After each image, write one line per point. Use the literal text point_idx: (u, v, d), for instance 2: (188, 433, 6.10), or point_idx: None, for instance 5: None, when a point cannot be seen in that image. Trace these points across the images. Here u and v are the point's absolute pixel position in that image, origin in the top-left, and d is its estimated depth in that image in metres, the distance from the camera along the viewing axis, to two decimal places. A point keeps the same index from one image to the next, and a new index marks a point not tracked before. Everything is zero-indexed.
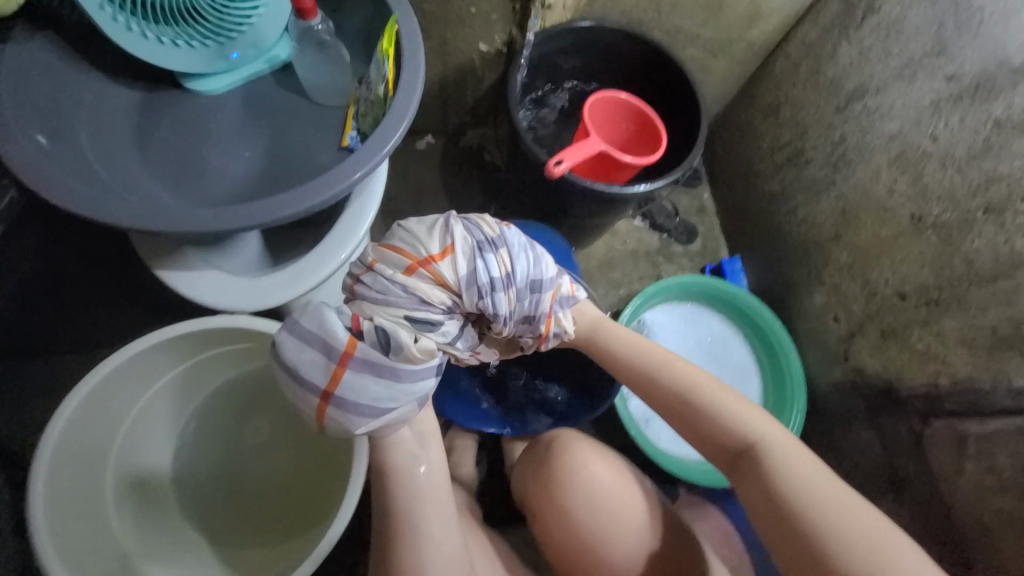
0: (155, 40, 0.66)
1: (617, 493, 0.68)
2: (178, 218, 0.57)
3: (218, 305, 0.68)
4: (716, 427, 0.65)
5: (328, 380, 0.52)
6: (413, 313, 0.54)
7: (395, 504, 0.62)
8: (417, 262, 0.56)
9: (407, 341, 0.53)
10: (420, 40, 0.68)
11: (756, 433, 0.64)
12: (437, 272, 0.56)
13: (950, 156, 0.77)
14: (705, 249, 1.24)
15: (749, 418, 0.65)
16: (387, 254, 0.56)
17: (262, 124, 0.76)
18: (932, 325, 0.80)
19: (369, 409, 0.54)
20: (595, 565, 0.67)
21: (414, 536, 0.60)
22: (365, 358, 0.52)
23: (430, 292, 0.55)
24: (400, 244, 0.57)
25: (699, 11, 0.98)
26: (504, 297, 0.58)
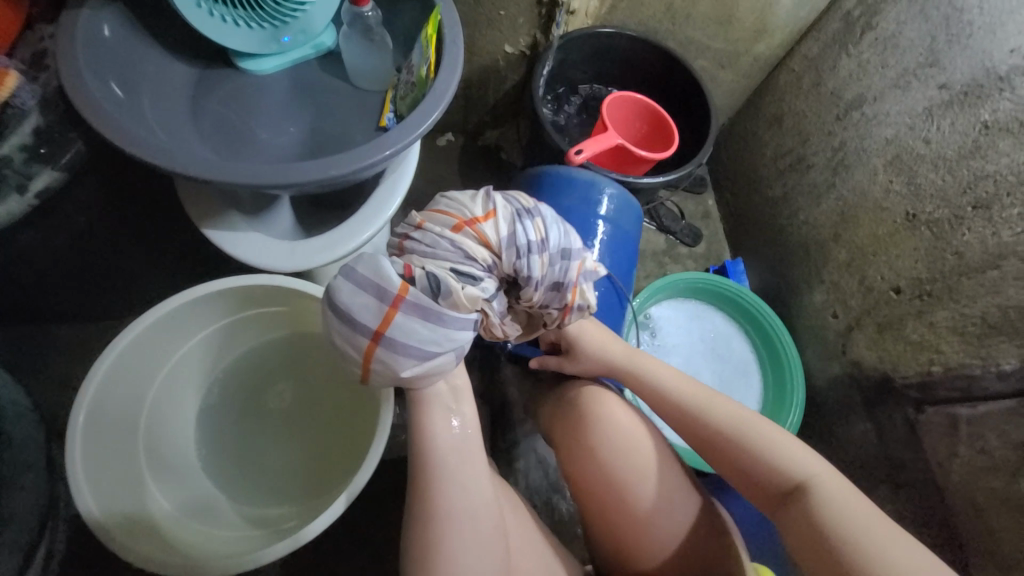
0: (218, 18, 0.72)
1: (633, 432, 0.73)
2: (234, 173, 0.62)
3: (257, 264, 0.72)
4: (760, 461, 0.68)
5: (379, 321, 0.59)
6: (457, 266, 0.61)
7: (431, 449, 0.68)
8: (464, 221, 0.62)
9: (455, 287, 0.59)
10: (459, 29, 0.74)
11: (801, 469, 0.66)
12: (481, 232, 0.62)
13: (942, 157, 0.83)
14: (708, 252, 1.30)
15: (788, 454, 0.67)
16: (435, 217, 0.63)
17: (305, 104, 0.81)
18: (925, 316, 0.84)
19: (416, 350, 0.60)
20: (616, 500, 0.70)
21: (449, 476, 0.67)
22: (415, 301, 0.59)
23: (474, 249, 0.61)
24: (447, 208, 0.64)
25: (711, 24, 1.06)
26: (538, 260, 0.63)
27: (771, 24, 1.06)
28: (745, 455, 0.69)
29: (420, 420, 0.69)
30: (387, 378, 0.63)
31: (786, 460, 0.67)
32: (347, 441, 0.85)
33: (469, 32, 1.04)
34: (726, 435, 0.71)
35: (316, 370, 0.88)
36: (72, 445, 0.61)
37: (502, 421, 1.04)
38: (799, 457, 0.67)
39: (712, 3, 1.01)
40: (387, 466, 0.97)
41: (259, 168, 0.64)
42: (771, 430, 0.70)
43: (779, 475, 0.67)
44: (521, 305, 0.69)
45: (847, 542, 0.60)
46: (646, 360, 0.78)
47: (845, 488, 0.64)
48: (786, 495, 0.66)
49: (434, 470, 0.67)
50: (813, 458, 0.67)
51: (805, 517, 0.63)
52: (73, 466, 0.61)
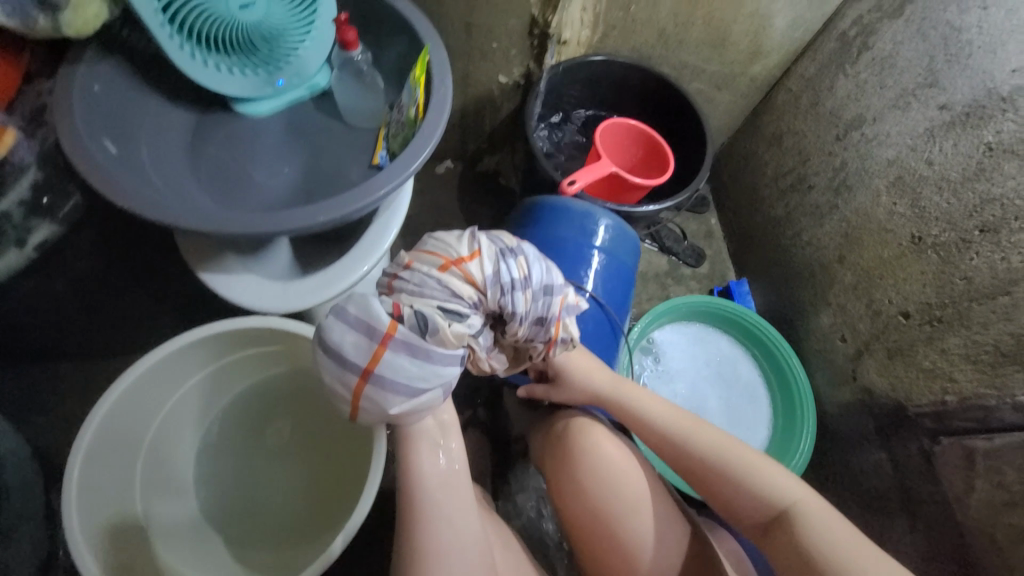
0: (213, 67, 0.73)
1: (623, 466, 0.71)
2: (224, 222, 0.63)
3: (252, 306, 0.73)
4: (744, 489, 0.67)
5: (368, 359, 0.57)
6: (445, 304, 0.59)
7: (419, 489, 0.66)
8: (450, 261, 0.61)
9: (442, 324, 0.58)
10: (449, 72, 0.75)
11: (787, 496, 0.65)
12: (467, 271, 0.61)
13: (946, 178, 0.80)
14: (712, 272, 1.28)
15: (776, 482, 0.66)
16: (422, 256, 0.62)
17: (300, 143, 0.83)
18: (937, 342, 0.81)
19: (403, 387, 0.59)
20: (609, 540, 0.68)
21: (438, 517, 0.65)
22: (404, 340, 0.57)
23: (460, 287, 0.60)
24: (433, 247, 0.63)
25: (705, 48, 1.05)
26: (522, 296, 0.62)
27: (766, 45, 1.05)
28: (730, 484, 0.68)
29: (407, 455, 0.68)
30: (375, 416, 0.61)
31: (771, 488, 0.66)
32: (340, 480, 0.84)
33: (463, 65, 1.05)
34: (711, 463, 0.69)
35: (312, 407, 0.88)
36: (69, 495, 0.62)
37: (504, 452, 1.02)
38: (784, 483, 0.66)
39: (705, 28, 1.01)
40: (386, 501, 0.96)
41: (251, 216, 0.65)
42: (754, 456, 0.69)
43: (765, 503, 0.66)
44: (507, 339, 0.68)
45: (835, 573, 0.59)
46: (631, 387, 0.77)
47: (832, 514, 0.63)
48: (773, 523, 0.65)
49: (421, 507, 0.66)
50: (797, 482, 0.67)
51: (794, 547, 0.62)
52: (69, 516, 0.61)
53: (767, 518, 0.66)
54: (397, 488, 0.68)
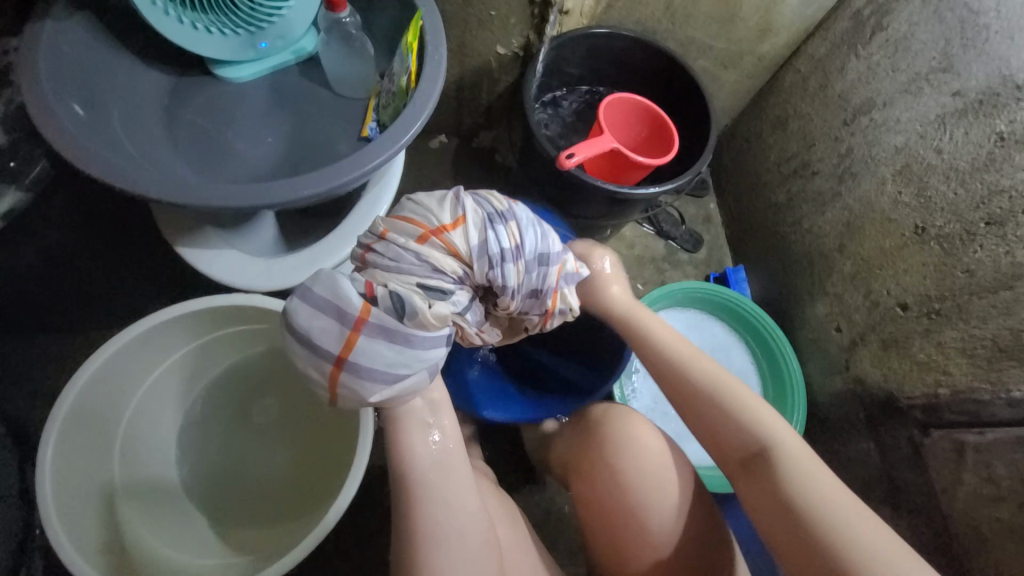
0: (189, 24, 0.69)
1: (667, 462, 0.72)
2: (202, 195, 0.60)
3: (233, 283, 0.69)
4: (729, 422, 0.70)
5: (341, 345, 0.55)
6: (426, 280, 0.57)
7: (411, 474, 0.65)
8: (430, 231, 0.59)
9: (421, 307, 0.55)
10: (444, 38, 0.70)
11: (771, 436, 0.67)
12: (450, 242, 0.59)
13: (955, 168, 0.77)
14: (709, 258, 1.28)
15: (766, 424, 0.68)
16: (399, 225, 0.59)
17: (285, 111, 0.78)
18: (932, 336, 0.80)
19: (383, 374, 0.56)
20: (634, 529, 0.69)
21: (431, 499, 0.64)
22: (378, 323, 0.55)
23: (442, 261, 0.58)
24: (411, 214, 0.60)
25: (713, 24, 1.01)
26: (513, 268, 0.61)
27: (776, 22, 1.01)
28: (720, 416, 0.70)
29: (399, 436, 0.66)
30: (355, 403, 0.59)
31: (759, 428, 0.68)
32: (327, 463, 0.83)
33: (459, 33, 1.00)
34: (702, 393, 0.72)
35: (297, 387, 0.86)
36: (42, 474, 0.60)
37: (496, 433, 1.02)
38: (771, 424, 0.68)
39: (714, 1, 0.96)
40: (374, 481, 0.95)
41: (229, 187, 0.61)
42: (746, 394, 0.71)
43: (747, 438, 0.68)
44: (499, 311, 0.66)
45: (804, 507, 0.61)
46: (645, 314, 0.80)
47: (812, 459, 0.65)
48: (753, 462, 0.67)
49: (414, 489, 0.65)
50: (783, 426, 0.68)
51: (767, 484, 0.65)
52: (43, 495, 0.59)
53: (747, 455, 0.68)
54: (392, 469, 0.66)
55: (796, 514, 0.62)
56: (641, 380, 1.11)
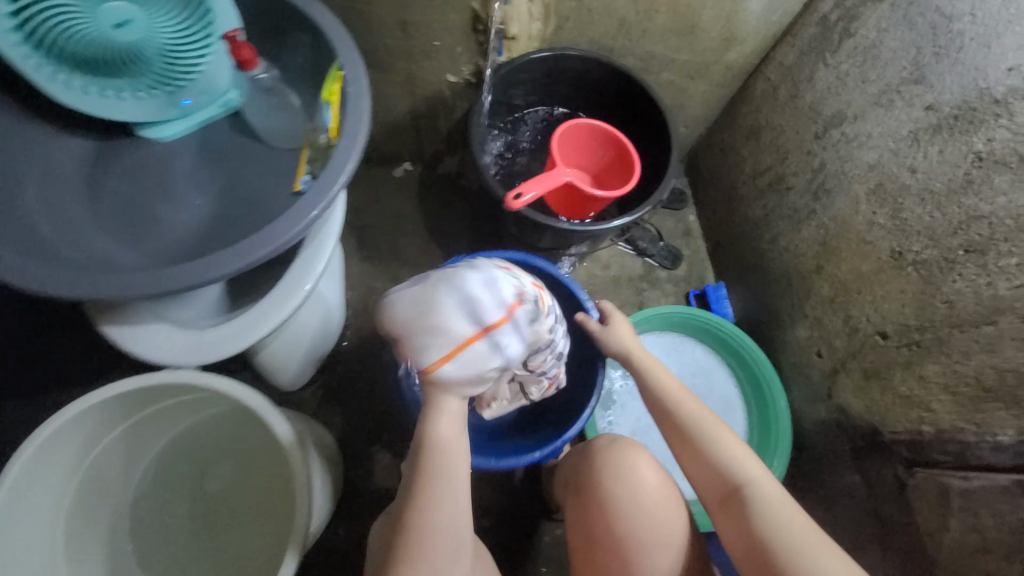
0: (100, 92, 0.66)
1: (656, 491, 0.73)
2: (111, 285, 0.57)
3: (160, 361, 0.66)
4: (708, 461, 0.69)
5: (495, 317, 0.59)
6: (537, 311, 0.67)
7: (429, 465, 0.66)
8: (534, 286, 0.71)
9: (541, 328, 0.66)
10: (366, 91, 0.67)
11: (749, 479, 0.66)
12: (543, 298, 0.71)
13: (930, 189, 0.71)
14: (689, 274, 1.23)
15: (750, 470, 0.67)
16: (515, 271, 0.70)
17: (214, 169, 0.75)
18: (914, 369, 0.75)
19: (509, 354, 0.61)
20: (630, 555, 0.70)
21: (442, 493, 0.65)
22: (519, 319, 0.62)
23: (542, 309, 0.69)
24: (518, 269, 0.73)
25: (672, 36, 0.95)
26: (563, 336, 0.76)
27: (740, 31, 0.95)
28: (705, 461, 0.69)
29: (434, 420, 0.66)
30: (455, 373, 0.60)
31: (743, 473, 0.67)
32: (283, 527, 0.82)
33: (405, 65, 0.96)
34: (682, 429, 0.72)
35: (254, 448, 0.85)
36: None
37: None
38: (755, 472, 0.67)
39: (670, 14, 0.91)
40: None
41: (137, 272, 0.58)
42: (727, 435, 0.70)
43: (731, 485, 0.67)
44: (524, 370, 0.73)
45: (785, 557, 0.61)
46: (639, 349, 0.81)
47: (790, 505, 0.64)
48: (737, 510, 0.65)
49: (434, 476, 0.65)
50: (763, 469, 0.67)
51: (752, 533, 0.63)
52: None
53: (724, 497, 0.67)
54: (416, 449, 0.67)
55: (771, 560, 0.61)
56: (618, 411, 1.06)
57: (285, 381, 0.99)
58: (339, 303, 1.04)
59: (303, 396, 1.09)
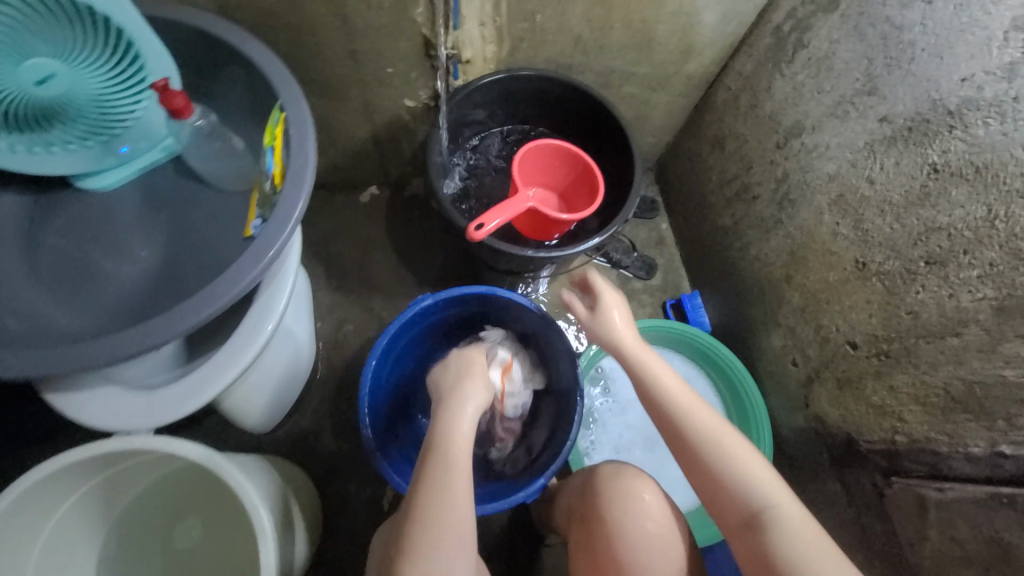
0: (25, 149, 0.62)
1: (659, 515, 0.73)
2: (52, 364, 0.55)
3: (110, 429, 0.63)
4: (724, 481, 0.64)
5: None
6: None
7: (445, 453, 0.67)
8: None
9: None
10: (311, 131, 0.64)
11: (769, 501, 0.62)
12: None
13: (889, 201, 0.71)
14: (665, 283, 1.22)
15: (766, 484, 0.63)
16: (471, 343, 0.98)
17: (160, 218, 0.72)
18: (885, 379, 0.75)
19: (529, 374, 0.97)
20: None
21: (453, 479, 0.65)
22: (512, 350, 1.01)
23: None
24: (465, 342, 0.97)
25: (630, 51, 0.94)
26: None
27: (697, 43, 0.94)
28: (719, 476, 0.65)
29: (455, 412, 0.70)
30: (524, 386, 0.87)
31: (757, 488, 0.63)
32: None
33: (360, 93, 0.93)
34: (696, 448, 0.66)
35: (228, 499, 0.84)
36: None
37: None
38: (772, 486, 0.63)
39: (625, 30, 0.89)
40: None
41: (78, 345, 0.56)
42: (744, 453, 0.65)
43: (746, 502, 0.63)
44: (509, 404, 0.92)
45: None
46: (641, 350, 0.75)
47: (812, 525, 0.61)
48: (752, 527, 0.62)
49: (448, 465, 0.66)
50: (783, 488, 0.64)
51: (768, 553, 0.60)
52: None
53: (743, 519, 0.63)
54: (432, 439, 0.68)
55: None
56: (600, 429, 1.05)
57: (251, 425, 0.95)
58: (308, 339, 1.01)
59: (277, 435, 1.05)
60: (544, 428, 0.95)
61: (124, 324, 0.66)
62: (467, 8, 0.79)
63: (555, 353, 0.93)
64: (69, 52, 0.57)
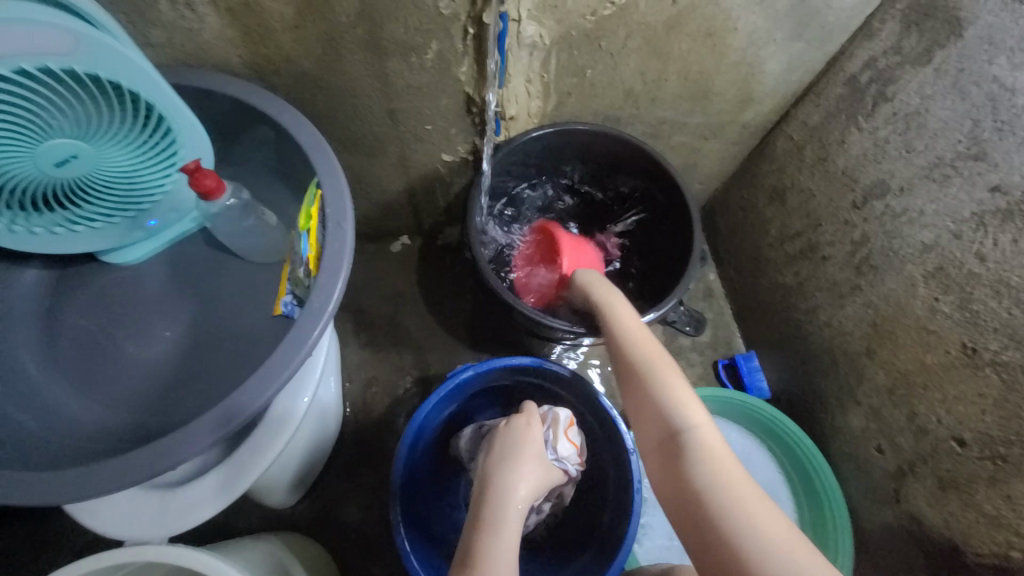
0: (45, 229, 0.58)
1: None
2: (59, 488, 0.49)
3: (124, 537, 0.58)
4: (641, 392, 0.60)
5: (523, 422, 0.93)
6: None
7: (500, 480, 0.60)
8: None
9: None
10: (350, 213, 0.59)
11: (688, 419, 0.57)
12: None
13: (1005, 282, 0.62)
14: (716, 341, 1.12)
15: (686, 404, 0.58)
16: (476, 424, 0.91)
17: (185, 294, 0.68)
18: (1002, 486, 0.64)
19: None
20: None
21: (501, 500, 0.58)
22: None
23: None
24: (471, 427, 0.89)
25: (684, 102, 0.87)
26: None
27: (758, 92, 0.87)
28: (639, 394, 0.61)
29: (510, 456, 0.64)
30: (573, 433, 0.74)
31: (676, 406, 0.58)
32: None
33: (396, 149, 0.88)
34: (629, 361, 0.64)
35: None
36: None
37: None
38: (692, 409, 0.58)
39: (681, 82, 0.83)
40: None
41: (91, 464, 0.50)
42: (673, 376, 0.60)
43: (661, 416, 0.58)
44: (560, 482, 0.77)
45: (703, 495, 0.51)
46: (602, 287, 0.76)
47: (719, 445, 0.55)
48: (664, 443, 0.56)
49: (500, 488, 0.59)
50: (707, 416, 0.58)
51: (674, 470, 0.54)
52: None
53: (658, 438, 0.58)
54: (489, 476, 0.61)
55: (691, 502, 0.52)
56: (651, 510, 0.94)
57: (273, 496, 0.88)
58: (337, 405, 0.94)
59: (298, 504, 0.99)
60: (591, 515, 0.86)
61: (147, 419, 0.61)
62: (515, 68, 0.74)
63: (602, 430, 0.84)
64: (92, 133, 0.53)
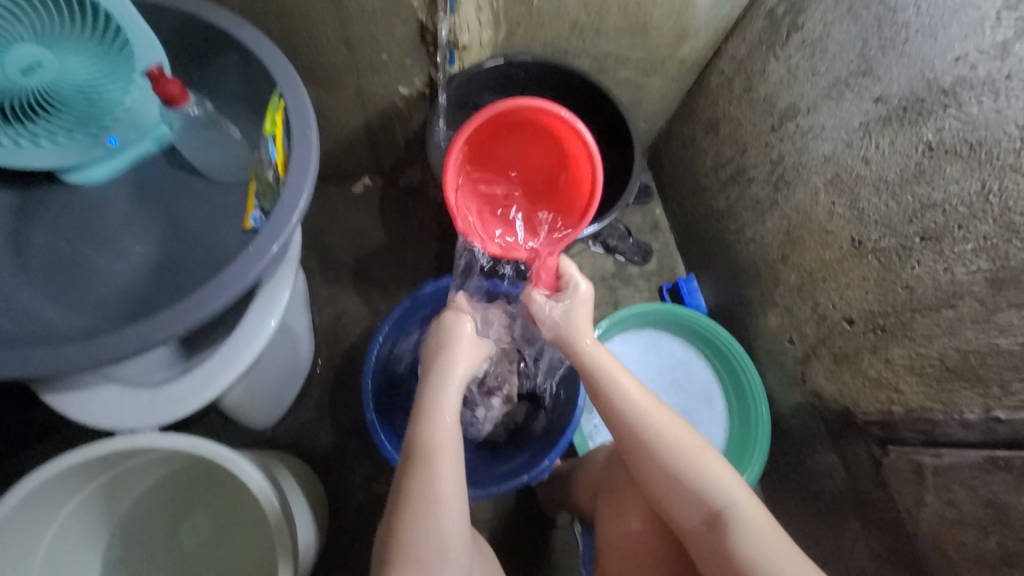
0: (8, 141, 0.59)
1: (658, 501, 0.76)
2: (54, 368, 0.54)
3: (114, 429, 0.63)
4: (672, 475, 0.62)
5: None
6: None
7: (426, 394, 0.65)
8: None
9: None
10: (314, 121, 0.63)
11: (729, 496, 0.61)
12: None
13: (884, 180, 0.74)
14: (661, 268, 1.23)
15: (722, 481, 0.62)
16: None
17: (152, 212, 0.70)
18: (881, 352, 0.78)
19: None
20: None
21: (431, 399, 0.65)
22: None
23: None
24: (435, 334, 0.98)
25: (625, 35, 0.94)
26: None
27: (692, 27, 0.94)
28: (669, 478, 0.63)
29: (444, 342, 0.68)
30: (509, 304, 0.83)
31: (715, 487, 0.61)
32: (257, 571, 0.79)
33: (354, 80, 0.91)
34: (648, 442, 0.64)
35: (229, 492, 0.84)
36: None
37: None
38: (729, 484, 0.62)
39: (622, 14, 0.89)
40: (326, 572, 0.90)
41: (80, 350, 0.54)
42: (706, 453, 0.63)
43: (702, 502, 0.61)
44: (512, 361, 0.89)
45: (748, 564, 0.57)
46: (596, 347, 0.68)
47: (756, 509, 0.61)
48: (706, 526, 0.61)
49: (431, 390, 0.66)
50: (742, 484, 0.62)
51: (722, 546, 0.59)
52: None
53: (703, 516, 0.61)
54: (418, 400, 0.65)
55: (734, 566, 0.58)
56: None
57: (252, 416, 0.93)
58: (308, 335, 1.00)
59: (279, 428, 1.05)
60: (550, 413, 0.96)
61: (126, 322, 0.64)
62: None
63: None
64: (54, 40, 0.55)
